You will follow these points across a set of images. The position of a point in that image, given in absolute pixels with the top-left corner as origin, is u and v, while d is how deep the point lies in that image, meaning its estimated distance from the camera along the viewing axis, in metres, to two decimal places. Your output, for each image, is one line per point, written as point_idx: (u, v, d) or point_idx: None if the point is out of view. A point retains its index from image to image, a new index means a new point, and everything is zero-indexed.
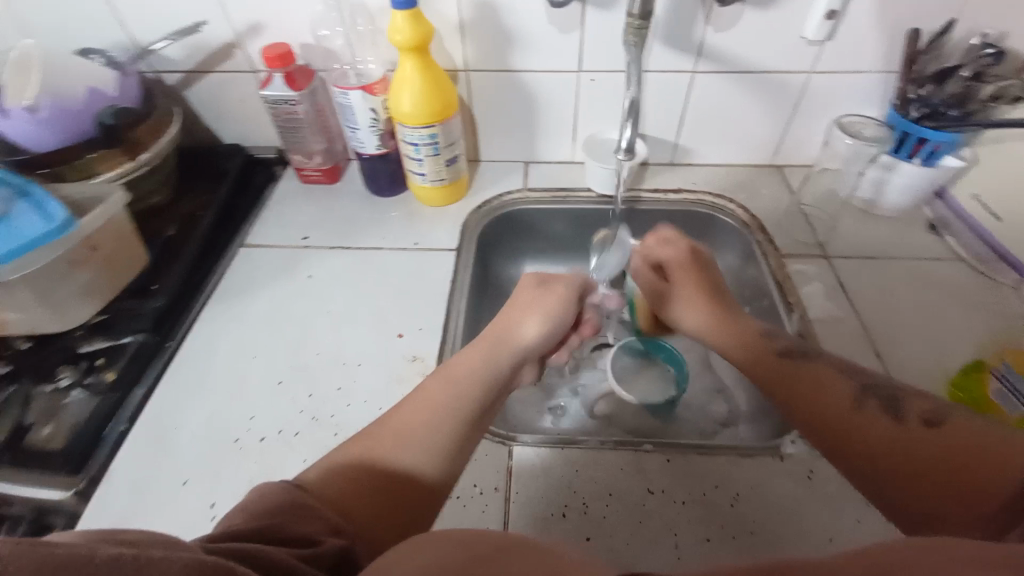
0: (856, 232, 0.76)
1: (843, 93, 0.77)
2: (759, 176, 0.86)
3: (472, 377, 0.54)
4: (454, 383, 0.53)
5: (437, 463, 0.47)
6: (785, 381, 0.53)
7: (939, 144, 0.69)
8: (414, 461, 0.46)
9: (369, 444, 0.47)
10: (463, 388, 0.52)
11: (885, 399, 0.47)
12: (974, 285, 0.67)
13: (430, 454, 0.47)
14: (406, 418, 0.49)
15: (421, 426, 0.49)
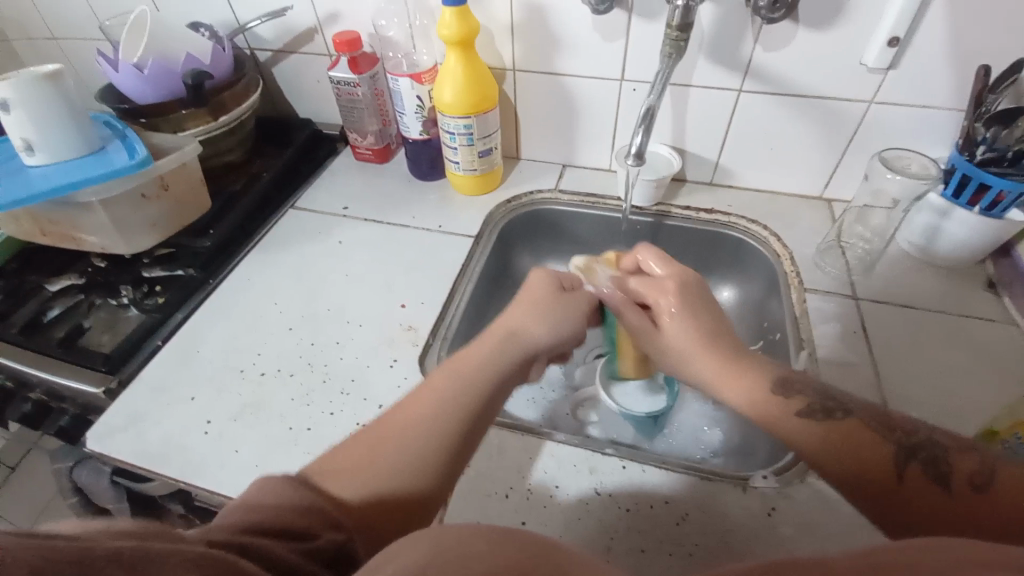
0: (897, 279, 0.71)
1: (904, 128, 0.72)
2: (803, 207, 0.82)
3: (479, 378, 0.53)
4: (463, 386, 0.52)
5: (439, 467, 0.47)
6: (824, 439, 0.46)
7: (1004, 193, 0.63)
8: (416, 466, 0.46)
9: (374, 439, 0.47)
10: (469, 391, 0.52)
11: (924, 459, 0.42)
12: (1018, 354, 0.62)
13: (432, 459, 0.47)
14: (411, 416, 0.49)
15: (426, 423, 0.49)
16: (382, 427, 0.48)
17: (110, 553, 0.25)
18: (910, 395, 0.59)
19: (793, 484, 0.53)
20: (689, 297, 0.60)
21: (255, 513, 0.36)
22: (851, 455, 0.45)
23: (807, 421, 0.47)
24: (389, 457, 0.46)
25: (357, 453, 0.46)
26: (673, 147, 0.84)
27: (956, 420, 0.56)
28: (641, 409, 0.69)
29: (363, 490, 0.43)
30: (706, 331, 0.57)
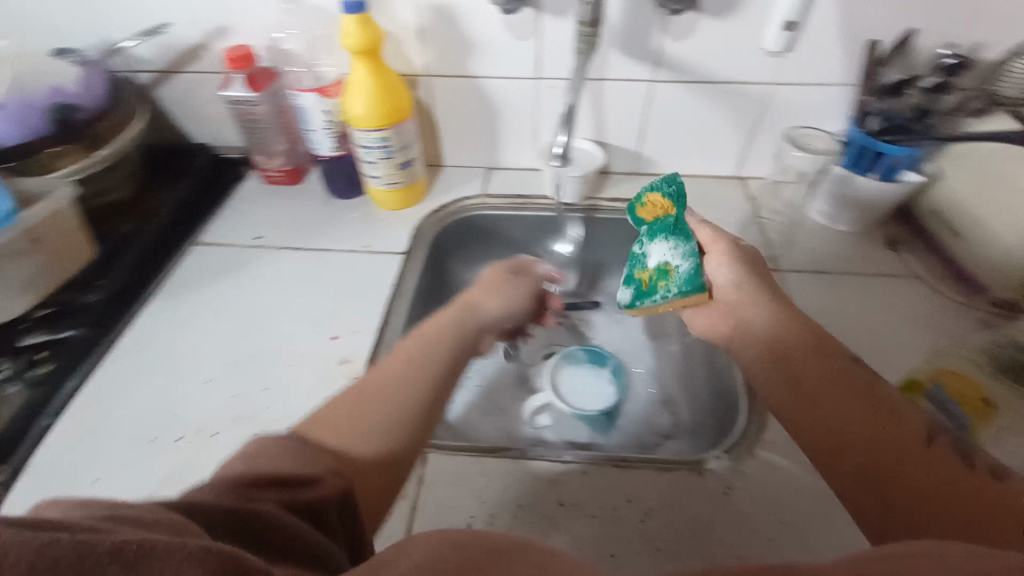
0: (813, 247, 0.76)
1: (804, 106, 0.76)
2: (722, 188, 0.85)
3: (444, 337, 0.54)
4: (427, 343, 0.53)
5: (415, 422, 0.46)
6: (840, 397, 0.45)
7: (896, 159, 0.68)
8: (391, 422, 0.45)
9: (350, 402, 0.46)
10: (435, 350, 0.52)
11: (952, 439, 0.41)
12: (922, 306, 0.67)
13: (406, 412, 0.46)
14: (382, 377, 0.49)
15: (398, 381, 0.48)
16: (355, 391, 0.47)
17: (116, 548, 0.21)
18: None
19: (745, 461, 0.54)
20: (744, 258, 0.58)
21: (255, 474, 0.35)
22: (864, 425, 0.43)
23: (831, 385, 0.46)
24: (368, 416, 0.45)
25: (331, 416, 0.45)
26: (595, 140, 0.84)
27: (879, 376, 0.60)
28: (594, 405, 0.69)
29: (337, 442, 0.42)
30: (737, 285, 0.56)
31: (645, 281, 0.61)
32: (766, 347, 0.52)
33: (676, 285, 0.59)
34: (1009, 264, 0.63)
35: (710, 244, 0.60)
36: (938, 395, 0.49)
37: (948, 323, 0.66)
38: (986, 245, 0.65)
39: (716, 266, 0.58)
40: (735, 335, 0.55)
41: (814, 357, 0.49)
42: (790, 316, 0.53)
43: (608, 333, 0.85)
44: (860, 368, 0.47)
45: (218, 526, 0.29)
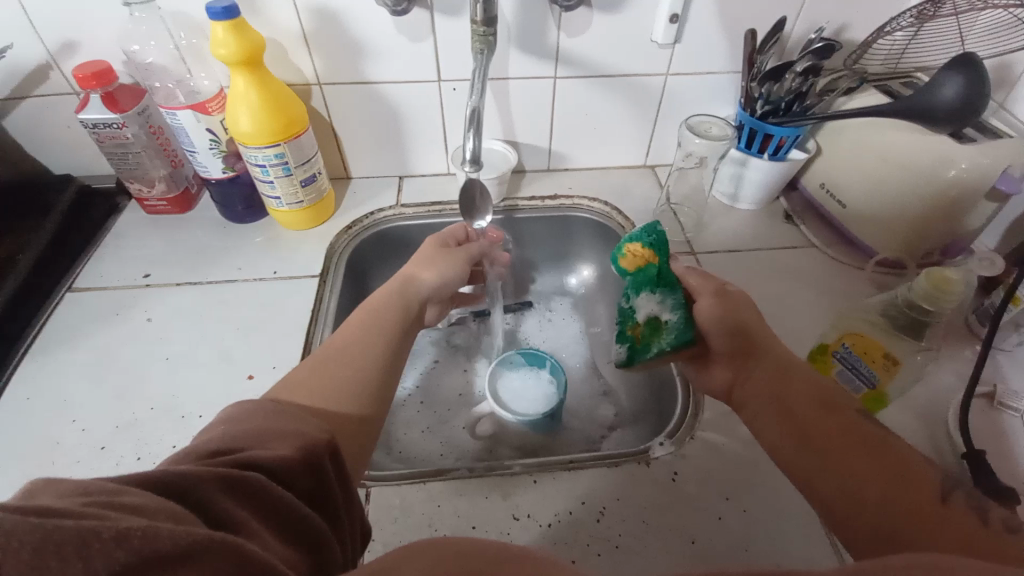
0: (721, 227, 0.80)
1: (698, 94, 0.80)
2: (632, 177, 0.88)
3: (390, 309, 0.57)
4: (379, 310, 0.57)
5: (374, 383, 0.50)
6: (845, 431, 0.42)
7: (783, 139, 0.73)
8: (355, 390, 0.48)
9: (314, 370, 0.49)
10: (383, 319, 0.56)
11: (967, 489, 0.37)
12: (821, 272, 0.73)
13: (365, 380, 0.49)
14: (338, 348, 0.51)
15: (354, 350, 0.51)
16: (313, 365, 0.49)
17: (121, 534, 0.23)
18: None
19: (686, 443, 0.56)
20: (739, 303, 0.53)
21: (238, 437, 0.36)
22: (865, 458, 0.40)
23: (837, 416, 0.43)
24: (335, 381, 0.48)
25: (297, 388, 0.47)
26: (506, 140, 0.83)
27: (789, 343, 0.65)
28: (533, 410, 0.68)
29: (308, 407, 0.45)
30: (737, 334, 0.51)
31: (637, 337, 0.55)
32: (770, 398, 0.47)
33: (669, 338, 0.54)
34: (887, 225, 0.71)
35: (700, 290, 0.54)
36: (846, 356, 0.55)
37: (842, 285, 0.72)
38: (866, 211, 0.72)
39: (710, 315, 0.52)
40: (743, 388, 0.50)
41: (821, 407, 0.44)
42: (800, 369, 0.48)
43: (540, 332, 0.86)
44: (873, 422, 0.43)
45: (210, 483, 0.30)
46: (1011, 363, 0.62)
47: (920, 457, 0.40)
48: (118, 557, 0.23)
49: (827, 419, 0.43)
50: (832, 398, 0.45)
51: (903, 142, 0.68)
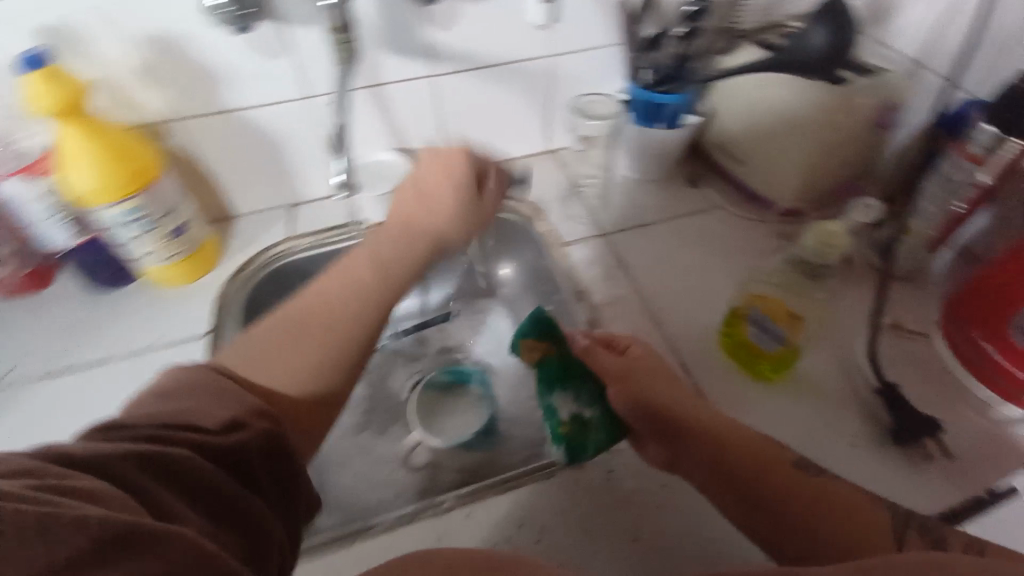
0: (629, 203, 0.79)
1: (585, 72, 0.78)
2: (536, 165, 0.86)
3: (400, 264, 0.59)
4: (386, 264, 0.58)
5: (344, 364, 0.50)
6: (797, 490, 0.44)
7: (675, 107, 0.72)
8: (336, 360, 0.50)
9: (284, 326, 0.51)
10: (389, 273, 0.58)
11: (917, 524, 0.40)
12: (729, 233, 0.74)
13: (354, 338, 0.52)
14: (328, 299, 0.53)
15: (352, 300, 0.54)
16: (308, 314, 0.52)
17: (79, 519, 0.24)
18: (672, 306, 0.66)
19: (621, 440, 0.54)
20: (647, 375, 0.53)
21: (162, 410, 0.34)
22: (826, 510, 0.42)
23: (789, 473, 0.45)
24: (305, 362, 0.49)
25: (266, 347, 0.49)
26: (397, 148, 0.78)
27: (707, 311, 0.65)
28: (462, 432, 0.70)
29: (283, 378, 0.47)
30: (656, 417, 0.51)
31: (568, 436, 0.53)
32: (715, 468, 0.47)
33: (600, 433, 0.53)
34: (783, 177, 0.71)
35: (606, 375, 0.55)
36: (758, 319, 0.55)
37: (750, 242, 0.73)
38: (762, 163, 0.73)
39: (623, 404, 0.53)
40: (683, 461, 0.49)
41: (762, 470, 0.46)
42: (735, 429, 0.49)
43: (469, 340, 0.83)
44: (807, 472, 0.45)
45: (129, 463, 0.29)
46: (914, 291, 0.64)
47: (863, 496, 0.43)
48: (76, 546, 0.24)
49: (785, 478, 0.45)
50: (776, 453, 0.47)
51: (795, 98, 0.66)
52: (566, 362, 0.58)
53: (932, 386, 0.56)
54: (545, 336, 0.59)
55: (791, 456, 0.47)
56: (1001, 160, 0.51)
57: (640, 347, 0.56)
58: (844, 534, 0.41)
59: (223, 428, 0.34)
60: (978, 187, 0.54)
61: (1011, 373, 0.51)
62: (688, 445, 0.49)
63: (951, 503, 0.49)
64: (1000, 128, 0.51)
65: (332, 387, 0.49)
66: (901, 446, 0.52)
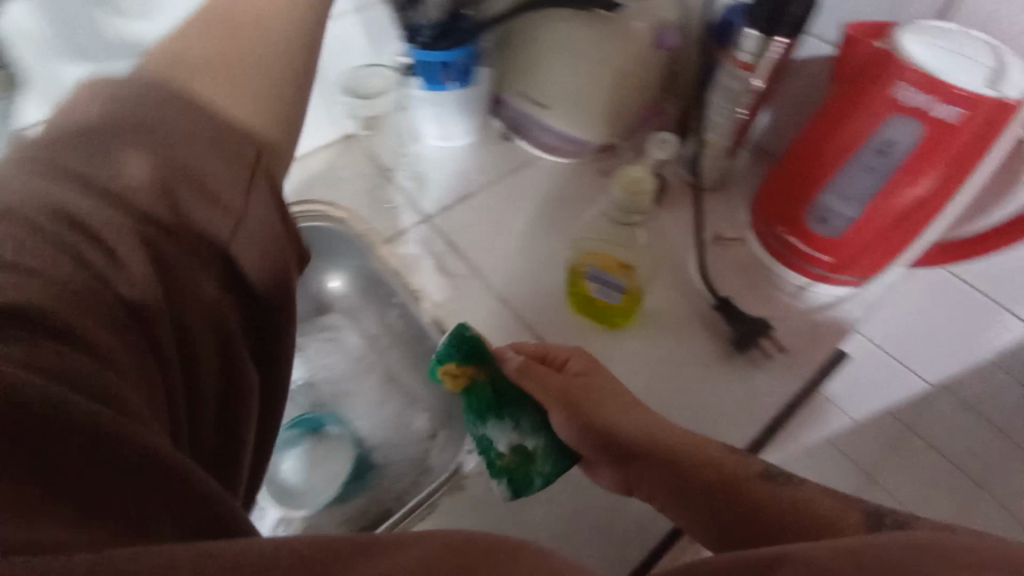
0: (446, 175, 0.72)
1: (346, 39, 0.67)
2: (334, 156, 0.74)
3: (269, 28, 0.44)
4: (266, 19, 0.44)
5: (278, 90, 0.43)
6: (765, 497, 0.40)
7: (463, 61, 0.65)
8: (266, 88, 0.42)
9: (207, 41, 0.42)
10: (264, 50, 0.43)
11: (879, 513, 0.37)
12: (552, 183, 0.71)
13: (269, 88, 0.43)
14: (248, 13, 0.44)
15: (246, 54, 0.42)
16: (225, 44, 0.42)
17: (30, 517, 0.21)
18: (515, 278, 0.61)
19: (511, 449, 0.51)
20: (590, 393, 0.50)
21: (49, 216, 0.30)
22: (791, 509, 0.39)
23: (750, 475, 0.42)
24: (234, 74, 0.41)
25: (197, 54, 0.41)
26: None
27: (550, 271, 0.62)
28: (327, 492, 0.61)
29: (229, 93, 0.41)
30: (608, 441, 0.47)
31: (510, 468, 0.50)
32: (668, 477, 0.44)
33: (546, 463, 0.51)
34: (585, 113, 0.69)
35: (547, 402, 0.51)
36: (597, 274, 0.53)
37: (574, 187, 0.70)
38: (564, 104, 0.69)
39: (570, 432, 0.49)
40: (633, 473, 0.46)
41: (723, 485, 0.42)
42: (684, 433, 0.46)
43: (318, 373, 0.72)
44: (775, 482, 0.41)
45: (65, 390, 0.26)
46: (725, 197, 0.66)
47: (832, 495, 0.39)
48: (62, 534, 0.21)
49: (749, 482, 0.42)
50: (733, 457, 0.44)
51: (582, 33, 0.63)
52: (499, 389, 0.53)
53: (757, 286, 0.59)
54: (471, 360, 0.54)
55: (755, 466, 0.43)
56: (769, 63, 0.53)
57: (579, 359, 0.52)
58: (796, 524, 0.38)
59: (194, 221, 0.34)
60: (754, 92, 0.56)
61: (812, 255, 0.54)
62: (636, 455, 0.46)
63: (793, 391, 0.53)
64: (763, 33, 0.51)
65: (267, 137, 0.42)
66: (744, 353, 0.55)
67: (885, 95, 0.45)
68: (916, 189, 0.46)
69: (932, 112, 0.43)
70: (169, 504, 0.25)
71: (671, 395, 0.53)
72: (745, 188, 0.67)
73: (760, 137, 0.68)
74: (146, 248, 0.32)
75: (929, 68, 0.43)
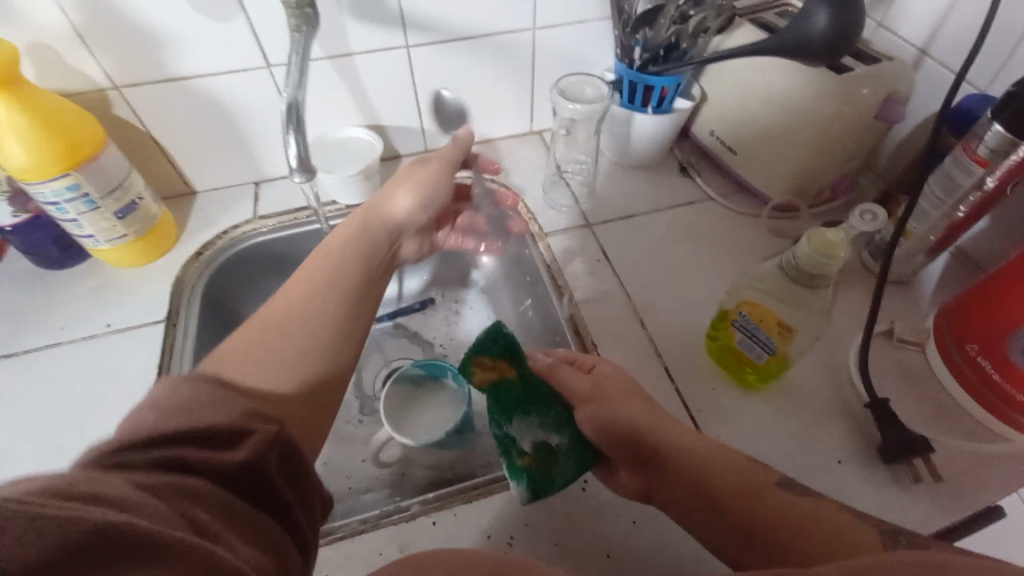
0: (616, 190, 0.74)
1: (571, 48, 0.73)
2: (521, 146, 0.81)
3: (331, 287, 0.49)
4: (328, 279, 0.49)
5: (302, 372, 0.43)
6: (778, 517, 0.40)
7: (665, 89, 0.68)
8: (289, 369, 0.42)
9: (249, 341, 0.43)
10: (330, 298, 0.48)
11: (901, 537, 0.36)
12: (719, 226, 0.70)
13: (310, 352, 0.44)
14: (293, 301, 0.47)
15: (284, 313, 0.45)
16: (264, 320, 0.45)
17: None
18: (658, 306, 0.62)
19: (605, 475, 0.51)
20: (616, 395, 0.50)
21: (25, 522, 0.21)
22: (810, 526, 0.39)
23: (780, 499, 0.41)
24: (275, 351, 0.43)
25: (253, 347, 0.43)
26: (369, 124, 0.74)
27: (694, 310, 0.62)
28: (421, 434, 0.64)
29: (261, 377, 0.41)
30: (629, 440, 0.47)
31: (531, 468, 0.49)
32: (689, 495, 0.44)
33: (567, 463, 0.49)
34: (778, 168, 0.67)
35: (574, 396, 0.51)
36: (745, 324, 0.52)
37: (742, 236, 0.69)
38: (755, 154, 0.69)
39: (592, 432, 0.49)
40: (659, 491, 0.46)
41: (739, 497, 0.42)
42: (704, 447, 0.46)
43: (445, 330, 0.79)
44: (792, 493, 0.42)
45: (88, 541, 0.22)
46: (908, 294, 0.61)
47: (849, 521, 0.38)
48: None
49: (775, 498, 0.41)
50: (760, 469, 0.44)
51: (793, 90, 0.62)
52: (528, 385, 0.52)
53: (920, 398, 0.54)
54: (503, 355, 0.53)
55: (775, 477, 0.43)
56: (1009, 163, 0.48)
57: (605, 366, 0.53)
58: (815, 547, 0.38)
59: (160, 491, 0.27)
60: (981, 192, 0.51)
61: (1007, 392, 0.48)
62: (653, 464, 0.46)
63: (937, 523, 0.47)
64: (1009, 131, 0.47)
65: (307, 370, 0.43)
66: (889, 461, 0.50)
67: None
68: None
69: None
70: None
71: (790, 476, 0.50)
72: (935, 292, 0.61)
73: (966, 241, 0.62)
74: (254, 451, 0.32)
75: None
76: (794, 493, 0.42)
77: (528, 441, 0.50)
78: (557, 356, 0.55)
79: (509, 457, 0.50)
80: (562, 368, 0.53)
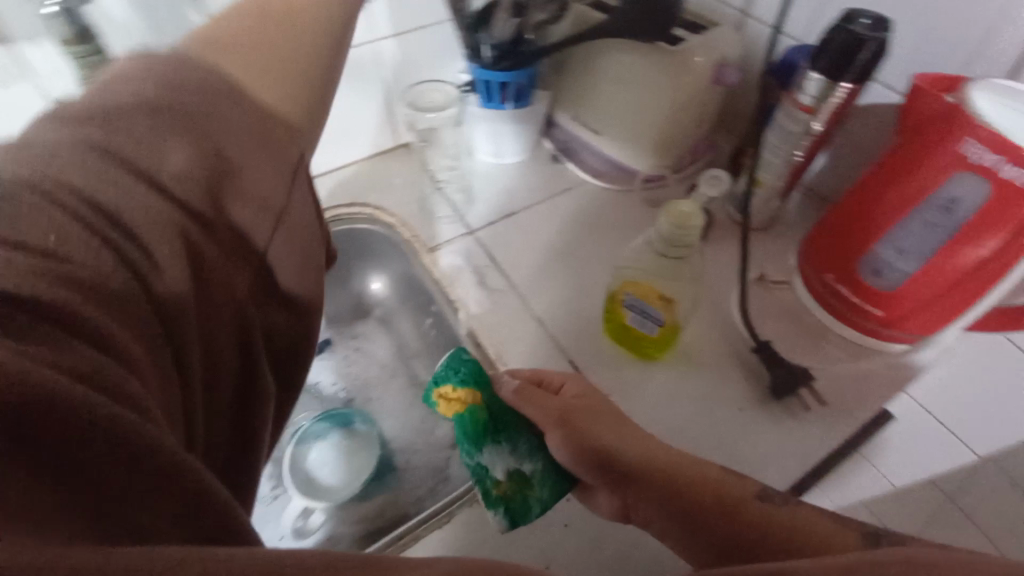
0: (493, 190, 0.73)
1: (416, 55, 0.70)
2: (389, 161, 0.77)
3: (321, 22, 0.46)
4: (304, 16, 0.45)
5: (305, 87, 0.44)
6: (761, 525, 0.38)
7: (520, 83, 0.67)
8: (287, 91, 0.43)
9: (249, 35, 0.43)
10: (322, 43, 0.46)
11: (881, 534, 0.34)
12: (597, 207, 0.71)
13: (295, 88, 0.43)
14: (295, 10, 0.45)
15: (262, 57, 0.42)
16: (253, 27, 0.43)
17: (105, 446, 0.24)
18: (553, 299, 0.62)
19: (584, 498, 0.49)
20: (585, 414, 0.48)
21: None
22: (797, 531, 0.37)
23: (764, 509, 0.39)
24: (268, 58, 0.42)
25: (253, 45, 0.42)
26: None
27: (588, 295, 0.62)
28: (353, 485, 0.63)
29: (267, 74, 0.42)
30: (603, 462, 0.46)
31: (507, 496, 0.48)
32: (668, 507, 0.42)
33: (544, 489, 0.49)
34: (638, 142, 0.69)
35: (542, 421, 0.49)
36: (634, 302, 0.53)
37: (621, 213, 0.71)
38: (616, 131, 0.70)
39: (568, 458, 0.47)
40: (637, 508, 0.44)
41: (722, 507, 0.40)
42: (678, 457, 0.45)
43: (348, 370, 0.74)
44: (772, 505, 0.39)
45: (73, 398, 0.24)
46: (771, 238, 0.66)
47: (837, 528, 0.36)
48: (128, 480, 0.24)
49: (761, 508, 0.39)
50: (743, 480, 0.42)
51: (637, 67, 0.65)
52: (496, 414, 0.51)
53: (801, 332, 0.58)
54: (465, 383, 0.53)
55: (754, 488, 0.41)
56: (830, 106, 0.53)
57: (574, 385, 0.52)
58: (798, 550, 0.36)
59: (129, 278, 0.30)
60: (813, 136, 0.56)
61: (868, 311, 0.53)
62: (629, 481, 0.44)
63: (832, 444, 0.51)
64: (826, 77, 0.51)
65: (294, 109, 0.43)
66: (780, 400, 0.53)
67: (952, 149, 0.44)
68: (979, 251, 0.44)
69: (1002, 173, 0.41)
70: (157, 477, 0.25)
71: (702, 437, 0.52)
72: (794, 231, 0.66)
73: (810, 179, 0.67)
74: (177, 235, 0.33)
75: (1006, 131, 0.41)
76: (779, 502, 0.39)
77: (501, 470, 0.49)
78: (524, 375, 0.54)
79: (484, 485, 0.49)
80: (528, 390, 0.51)
